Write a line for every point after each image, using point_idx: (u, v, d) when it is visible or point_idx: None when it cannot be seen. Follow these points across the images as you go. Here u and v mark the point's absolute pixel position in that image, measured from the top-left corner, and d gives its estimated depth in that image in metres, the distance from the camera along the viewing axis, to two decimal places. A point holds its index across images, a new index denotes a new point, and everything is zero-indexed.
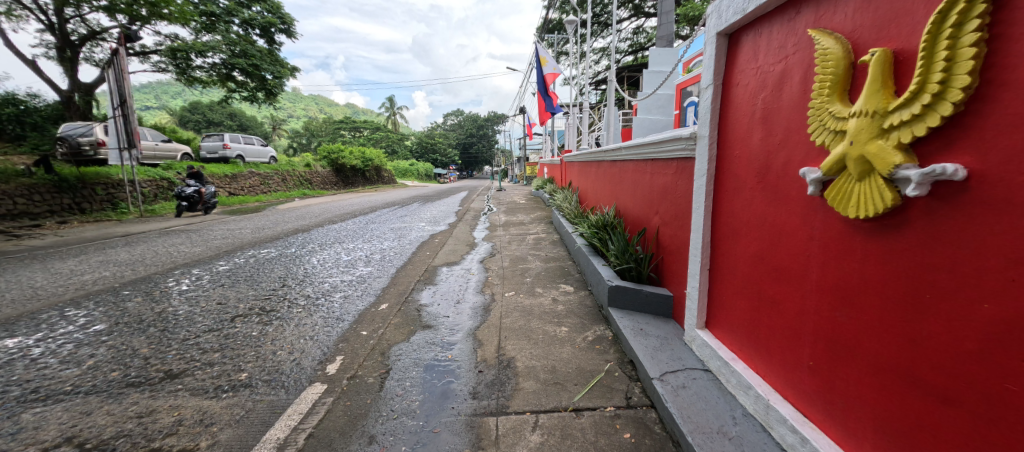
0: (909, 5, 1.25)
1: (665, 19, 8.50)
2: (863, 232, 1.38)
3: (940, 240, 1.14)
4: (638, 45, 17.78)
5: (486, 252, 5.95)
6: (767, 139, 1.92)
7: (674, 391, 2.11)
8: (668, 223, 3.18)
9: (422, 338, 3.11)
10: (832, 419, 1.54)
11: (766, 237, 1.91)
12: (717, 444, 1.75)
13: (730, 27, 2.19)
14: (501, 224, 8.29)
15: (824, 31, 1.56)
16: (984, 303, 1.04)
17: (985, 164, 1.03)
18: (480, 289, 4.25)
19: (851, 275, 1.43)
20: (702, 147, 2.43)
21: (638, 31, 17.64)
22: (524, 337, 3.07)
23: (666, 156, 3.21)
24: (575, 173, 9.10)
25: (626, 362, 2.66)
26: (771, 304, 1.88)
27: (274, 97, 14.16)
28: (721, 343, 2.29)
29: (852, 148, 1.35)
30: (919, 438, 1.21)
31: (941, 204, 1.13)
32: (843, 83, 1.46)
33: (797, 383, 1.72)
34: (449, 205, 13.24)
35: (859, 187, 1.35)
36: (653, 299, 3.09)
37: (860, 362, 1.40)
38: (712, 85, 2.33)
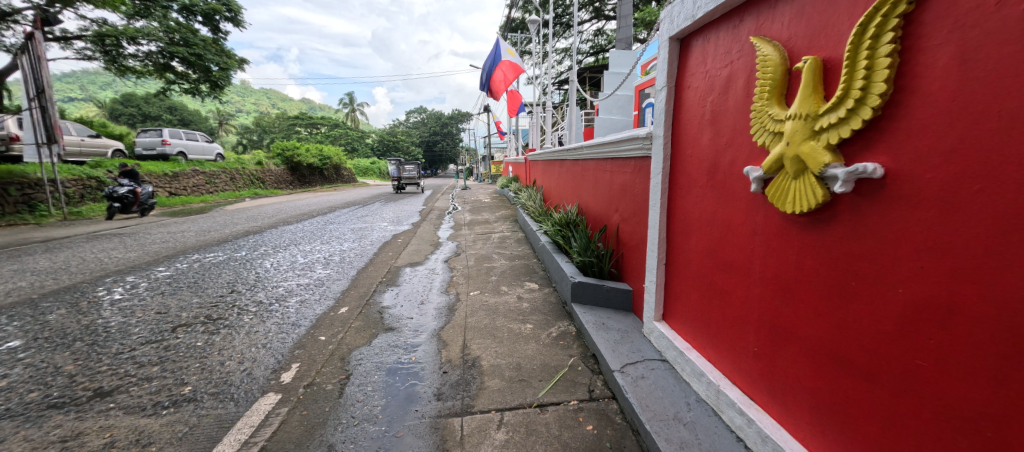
0: (836, 17, 1.36)
1: (624, 21, 8.69)
2: (798, 226, 1.49)
3: (861, 234, 1.25)
4: (599, 47, 18.13)
5: (451, 251, 5.90)
6: (715, 140, 2.02)
7: (634, 382, 2.20)
8: (628, 220, 3.28)
9: (384, 341, 3.04)
10: (775, 401, 1.65)
11: (715, 233, 2.02)
12: (673, 430, 1.83)
13: (681, 33, 2.30)
14: (467, 223, 8.23)
15: (764, 38, 1.67)
16: (899, 288, 1.14)
17: (899, 163, 1.14)
18: (444, 289, 4.21)
19: (788, 267, 1.55)
20: (657, 147, 2.53)
21: (599, 33, 17.97)
22: (489, 335, 3.08)
23: (625, 156, 3.33)
24: (539, 171, 9.16)
25: (589, 356, 2.73)
26: (720, 295, 1.99)
27: (220, 89, 13.31)
28: (677, 334, 2.40)
29: (784, 148, 1.47)
30: (847, 412, 1.32)
31: (863, 200, 1.24)
32: (780, 88, 1.57)
33: (743, 368, 1.84)
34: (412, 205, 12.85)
35: (795, 185, 1.46)
36: (614, 293, 3.19)
37: (798, 347, 1.51)
38: (666, 87, 2.43)
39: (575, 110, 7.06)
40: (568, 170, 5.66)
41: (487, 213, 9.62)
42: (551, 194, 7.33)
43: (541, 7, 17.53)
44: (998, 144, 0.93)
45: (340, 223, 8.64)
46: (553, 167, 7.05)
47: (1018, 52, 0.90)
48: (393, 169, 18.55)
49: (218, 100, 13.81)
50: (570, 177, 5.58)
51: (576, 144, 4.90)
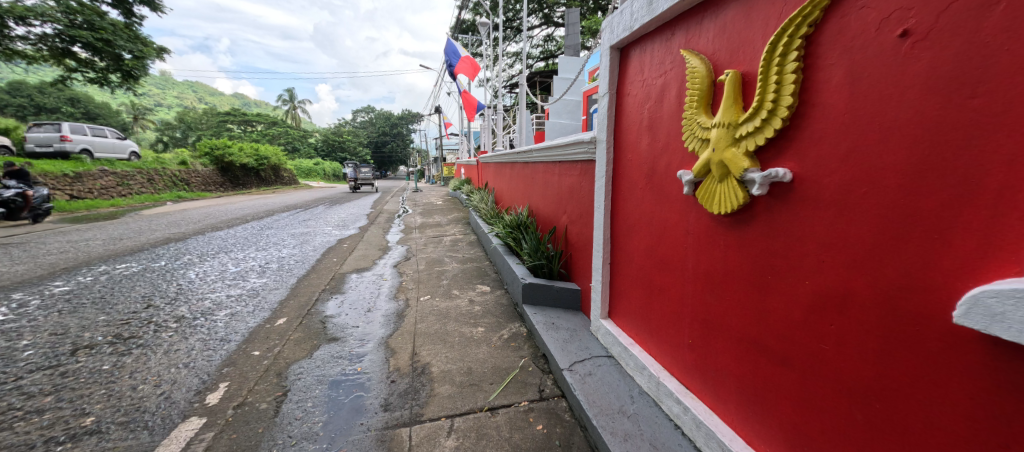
0: (752, 35, 1.49)
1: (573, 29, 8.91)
2: (724, 225, 1.61)
3: (775, 232, 1.38)
4: (549, 53, 18.44)
5: (400, 255, 5.73)
6: (653, 145, 2.14)
7: (582, 379, 2.26)
8: (575, 221, 3.37)
9: (327, 352, 2.89)
10: (707, 388, 1.76)
11: (654, 233, 2.13)
12: (618, 423, 1.90)
13: (620, 42, 2.40)
14: (417, 227, 8.04)
15: (692, 51, 1.79)
16: (807, 280, 1.27)
17: (804, 168, 1.27)
18: (393, 295, 4.08)
19: (716, 263, 1.67)
20: (600, 151, 2.62)
21: (549, 39, 18.29)
22: (439, 341, 3.03)
23: (572, 159, 3.42)
24: (491, 174, 9.16)
25: (540, 356, 2.77)
26: (658, 291, 2.10)
27: (135, 80, 12.01)
28: (621, 331, 2.50)
29: (711, 153, 1.58)
30: (767, 394, 1.45)
31: (777, 202, 1.37)
32: (707, 98, 1.69)
33: (679, 359, 1.95)
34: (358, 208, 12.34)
35: (720, 187, 1.57)
36: (563, 293, 3.27)
37: (725, 337, 1.63)
38: (607, 94, 2.53)
39: (525, 113, 7.13)
40: (519, 173, 5.71)
41: (439, 216, 9.46)
42: (503, 196, 7.35)
43: (491, 10, 17.53)
44: (879, 152, 1.06)
45: (277, 229, 8.10)
46: (504, 170, 7.07)
47: (893, 72, 1.04)
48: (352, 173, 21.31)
49: (132, 93, 12.46)
50: (520, 180, 5.63)
51: (526, 147, 4.96)
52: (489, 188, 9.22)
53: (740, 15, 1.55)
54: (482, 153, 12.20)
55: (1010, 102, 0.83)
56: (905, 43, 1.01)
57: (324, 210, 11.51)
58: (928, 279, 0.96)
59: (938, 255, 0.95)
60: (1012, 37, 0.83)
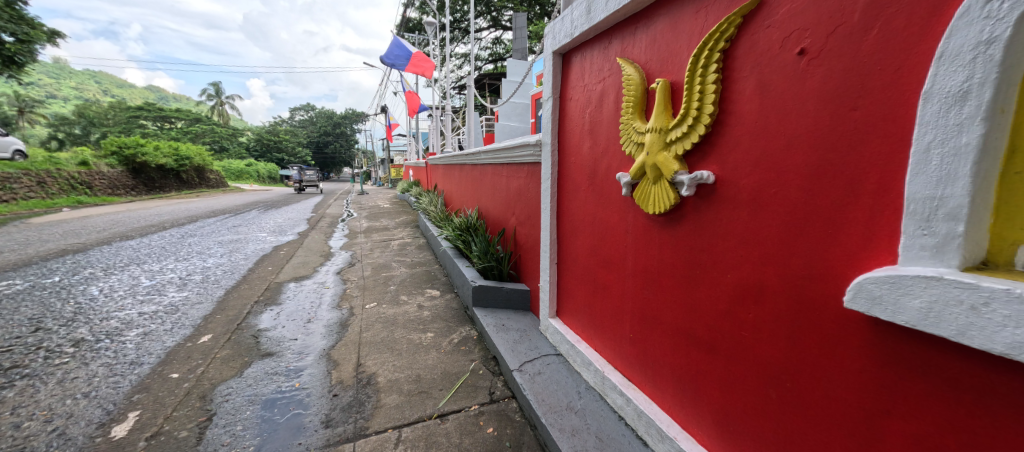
0: (680, 48, 1.60)
1: (520, 33, 9.01)
2: (658, 224, 1.71)
3: (702, 230, 1.48)
4: (497, 55, 18.48)
5: (345, 262, 5.47)
6: (594, 148, 2.21)
7: (532, 378, 2.28)
8: (524, 222, 3.41)
9: (260, 369, 2.69)
10: (647, 379, 1.85)
11: (597, 233, 2.20)
12: (566, 419, 1.95)
13: (562, 48, 2.46)
14: (362, 231, 7.73)
15: (627, 60, 1.88)
16: (730, 273, 1.38)
17: (725, 171, 1.38)
18: (336, 304, 3.88)
19: (652, 260, 1.76)
20: (545, 153, 2.68)
21: (497, 41, 18.32)
22: (386, 349, 2.92)
23: (519, 162, 3.45)
24: (439, 176, 9.01)
25: (490, 359, 2.77)
26: (601, 289, 2.18)
27: (21, 67, 10.48)
28: (569, 329, 2.56)
29: (645, 156, 1.67)
30: (698, 380, 1.55)
31: (702, 202, 1.48)
32: (641, 104, 1.78)
33: (622, 353, 2.03)
34: (296, 213, 11.61)
35: (654, 188, 1.66)
36: (513, 294, 3.29)
37: (662, 329, 1.72)
38: (551, 98, 2.59)
39: (474, 115, 7.09)
40: (468, 175, 5.66)
41: (386, 219, 9.14)
42: (452, 198, 7.25)
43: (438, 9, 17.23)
44: (785, 156, 1.18)
45: (202, 236, 7.42)
46: (453, 172, 6.98)
47: (794, 85, 1.16)
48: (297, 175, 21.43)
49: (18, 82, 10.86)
50: (469, 182, 5.59)
51: (474, 148, 4.93)
52: (438, 190, 9.06)
53: (668, 27, 1.66)
54: (430, 154, 11.96)
55: (882, 114, 0.96)
56: (803, 61, 1.13)
57: (256, 215, 10.71)
58: (826, 270, 1.08)
59: (834, 248, 1.07)
60: (881, 59, 0.96)
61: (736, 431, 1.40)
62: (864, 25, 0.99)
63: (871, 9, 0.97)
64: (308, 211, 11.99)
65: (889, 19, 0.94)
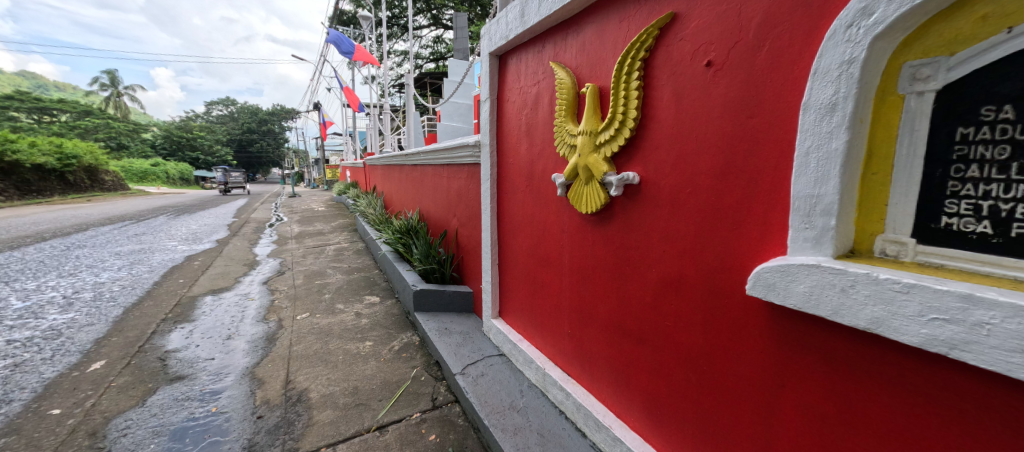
0: (607, 55, 1.68)
1: (461, 33, 8.93)
2: (591, 223, 1.78)
3: (630, 227, 1.57)
4: (438, 54, 18.10)
5: (273, 270, 5.08)
6: (530, 149, 2.26)
7: (474, 381, 2.27)
8: (465, 224, 3.38)
9: (168, 395, 2.41)
10: (585, 373, 1.92)
11: (535, 233, 2.25)
12: (508, 419, 1.96)
13: (498, 50, 2.48)
14: (293, 236, 7.24)
15: (559, 64, 1.94)
16: (654, 268, 1.47)
17: (648, 172, 1.47)
18: (261, 316, 3.58)
19: (586, 258, 1.83)
20: (484, 154, 2.68)
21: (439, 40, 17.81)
22: (319, 362, 2.76)
23: (459, 163, 3.43)
24: (378, 177, 8.67)
25: (433, 364, 2.72)
26: (541, 288, 2.23)
27: None
28: (511, 328, 2.59)
29: (577, 158, 1.74)
30: (630, 370, 1.63)
31: (629, 201, 1.56)
32: (573, 107, 1.84)
33: (562, 349, 2.09)
34: (215, 218, 10.59)
35: (587, 189, 1.73)
36: (456, 297, 3.26)
37: (597, 324, 1.80)
38: (488, 99, 2.60)
39: (413, 114, 6.91)
40: (408, 176, 5.50)
41: (320, 223, 8.62)
42: (392, 200, 7.01)
43: (374, 4, 16.55)
44: (697, 158, 1.29)
45: (96, 247, 6.51)
46: (392, 173, 6.75)
47: (702, 93, 1.26)
48: (223, 176, 20.49)
49: None
50: (410, 183, 5.43)
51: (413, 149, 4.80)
52: (378, 192, 8.72)
53: (596, 35, 1.73)
54: (368, 154, 11.47)
55: (774, 122, 1.08)
56: (710, 71, 1.24)
57: (166, 222, 9.62)
58: (734, 262, 1.19)
59: (738, 242, 1.18)
60: (772, 72, 1.08)
61: (663, 415, 1.49)
62: (758, 42, 1.10)
63: (763, 28, 1.09)
64: (230, 215, 11.00)
65: (778, 37, 1.07)
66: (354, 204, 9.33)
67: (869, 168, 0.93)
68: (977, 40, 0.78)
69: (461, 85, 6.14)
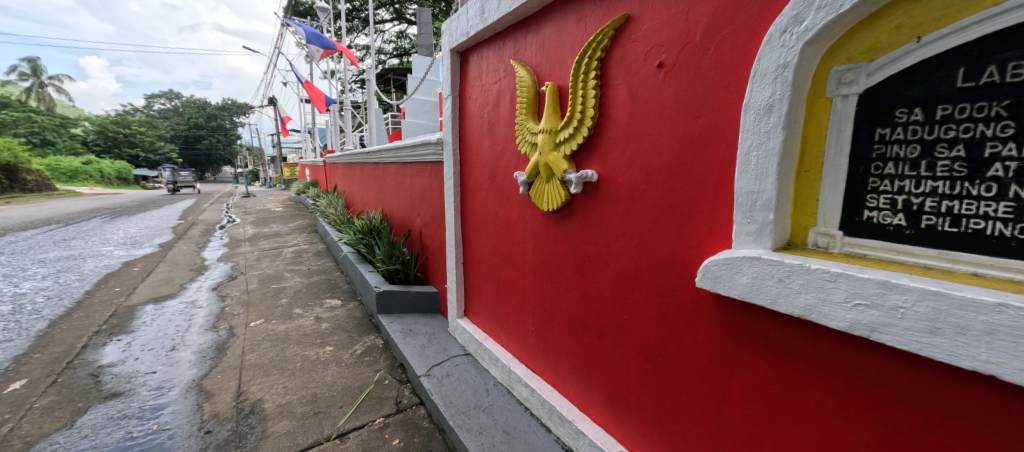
0: (566, 54, 1.69)
1: (425, 28, 8.73)
2: (553, 220, 1.80)
3: (589, 224, 1.60)
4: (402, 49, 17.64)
5: (223, 275, 4.79)
6: (493, 147, 2.25)
7: (440, 382, 2.24)
8: (429, 223, 3.33)
9: (102, 414, 2.23)
10: (550, 368, 1.94)
11: (498, 231, 2.25)
12: (473, 418, 1.95)
13: (460, 46, 2.45)
14: (246, 238, 6.87)
15: (520, 62, 1.94)
16: (612, 263, 1.51)
17: (605, 170, 1.51)
18: (210, 325, 3.37)
19: (549, 255, 1.85)
20: (447, 152, 2.65)
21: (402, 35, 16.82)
22: (275, 370, 2.63)
23: (422, 160, 3.36)
24: (338, 175, 8.37)
25: (397, 366, 2.66)
26: (505, 285, 2.23)
27: None
28: (477, 327, 2.57)
29: (538, 156, 1.75)
30: (591, 364, 1.67)
31: (588, 199, 1.59)
32: (534, 105, 1.85)
33: (527, 346, 2.11)
34: (159, 220, 9.89)
35: (548, 186, 1.75)
36: (421, 297, 3.20)
37: (560, 320, 1.82)
38: (450, 96, 2.56)
39: (375, 111, 6.71)
40: (370, 174, 5.34)
41: (276, 224, 8.22)
42: (354, 199, 6.78)
43: None
44: (651, 156, 1.33)
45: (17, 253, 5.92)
46: (354, 171, 6.53)
47: (654, 93, 1.31)
48: (172, 174, 19.46)
49: None
50: (372, 182, 5.26)
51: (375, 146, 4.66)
52: (338, 191, 8.42)
53: (555, 34, 1.75)
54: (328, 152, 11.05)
55: (719, 122, 1.13)
56: (661, 72, 1.28)
57: (101, 225, 8.88)
58: (686, 257, 1.24)
59: (689, 237, 1.23)
60: (717, 75, 1.13)
61: (624, 406, 1.54)
62: (704, 44, 1.15)
63: (709, 32, 1.14)
64: (175, 217, 10.31)
65: (722, 41, 1.12)
66: (314, 204, 8.97)
67: (804, 166, 1.00)
68: (892, 48, 0.85)
69: (423, 81, 6.00)
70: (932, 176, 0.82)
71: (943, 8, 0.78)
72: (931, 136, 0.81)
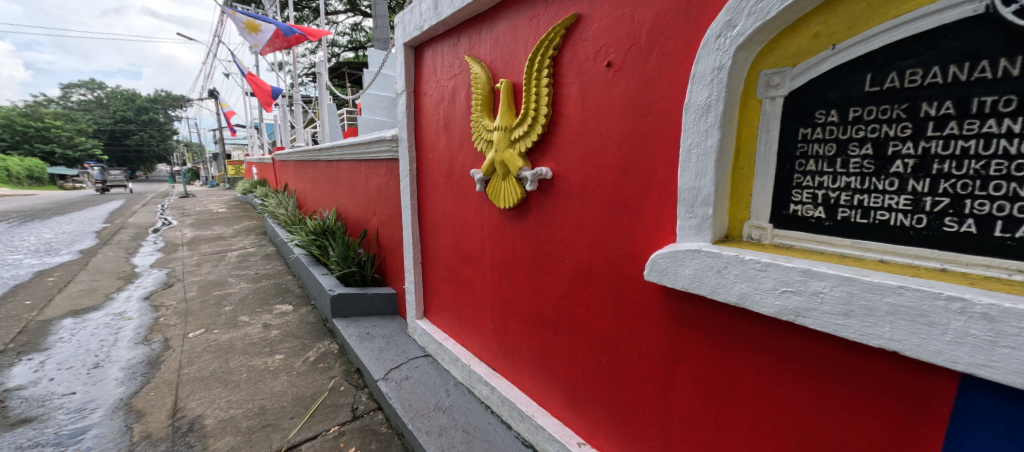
0: (520, 52, 1.70)
1: (381, 21, 8.43)
2: (510, 218, 1.81)
3: (545, 221, 1.62)
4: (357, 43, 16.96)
5: (157, 283, 4.41)
6: (449, 145, 2.22)
7: (398, 385, 2.19)
8: (386, 222, 3.23)
9: (7, 445, 1.98)
10: (509, 365, 1.95)
11: (456, 229, 2.23)
12: (433, 420, 1.93)
13: (413, 40, 2.39)
14: (185, 242, 6.37)
15: (475, 58, 1.92)
16: (567, 259, 1.54)
17: (559, 167, 1.53)
18: (142, 337, 3.10)
19: (506, 252, 1.86)
20: (403, 150, 2.59)
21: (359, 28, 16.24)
22: (217, 383, 2.45)
23: (377, 158, 3.26)
24: (289, 174, 7.95)
25: (353, 372, 2.57)
26: (464, 284, 2.22)
27: None
28: (436, 328, 2.54)
29: (494, 153, 1.75)
30: (549, 358, 1.69)
31: (544, 196, 1.61)
32: (489, 102, 1.84)
33: (486, 344, 2.10)
34: (82, 223, 8.97)
35: (504, 184, 1.75)
36: (378, 300, 3.11)
37: (518, 317, 1.84)
38: (405, 92, 2.50)
39: (328, 106, 6.40)
40: (323, 173, 5.10)
41: (219, 226, 7.68)
42: (306, 199, 6.46)
43: None
44: (602, 154, 1.36)
45: None
46: (305, 169, 6.22)
47: (603, 91, 1.34)
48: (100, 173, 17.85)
49: None
50: (325, 180, 5.03)
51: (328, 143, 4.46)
52: (289, 191, 7.99)
53: (509, 30, 1.74)
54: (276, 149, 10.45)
55: (663, 120, 1.18)
56: (610, 72, 1.31)
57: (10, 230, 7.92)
58: (636, 251, 1.29)
59: (639, 232, 1.27)
60: (661, 75, 1.17)
61: (580, 398, 1.57)
62: (649, 46, 1.20)
63: (653, 33, 1.19)
64: (100, 220, 9.38)
65: (665, 43, 1.16)
66: (261, 204, 8.46)
67: (739, 163, 1.07)
68: (812, 54, 0.92)
69: (378, 76, 5.79)
70: (846, 172, 0.89)
71: (854, 19, 0.86)
72: (845, 135, 0.89)
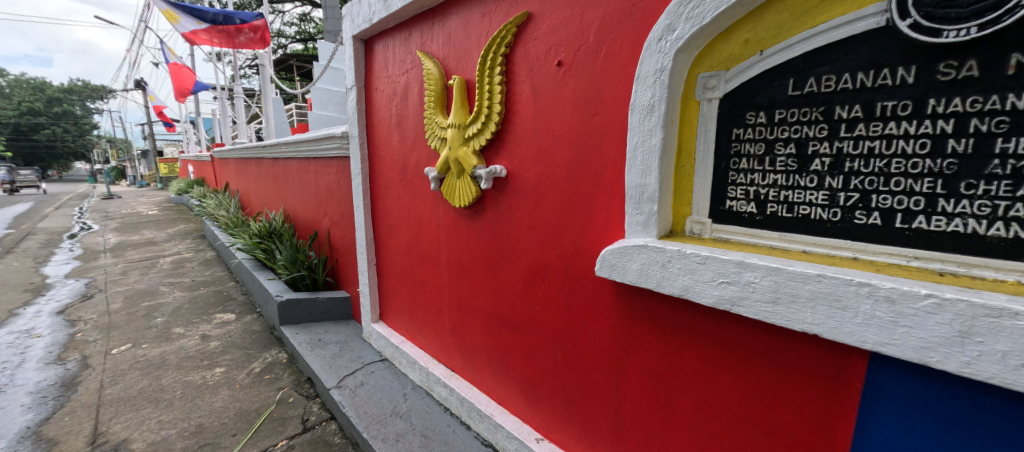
0: (472, 48, 1.68)
1: (331, 12, 8.04)
2: (465, 217, 1.79)
3: (500, 220, 1.62)
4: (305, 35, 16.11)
5: (74, 294, 3.96)
6: (402, 142, 2.16)
7: (352, 392, 2.11)
8: (338, 223, 3.10)
9: None
10: (468, 365, 1.94)
11: (411, 229, 2.18)
12: (389, 426, 1.87)
13: (363, 34, 2.30)
14: (108, 248, 5.78)
15: (427, 54, 1.88)
16: (523, 257, 1.55)
17: (514, 165, 1.53)
18: (56, 356, 2.77)
19: (462, 251, 1.84)
20: (353, 148, 2.49)
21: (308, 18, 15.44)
22: (147, 403, 2.24)
23: (327, 156, 3.11)
24: (230, 173, 7.42)
25: (304, 381, 2.44)
26: (420, 285, 2.17)
27: None
28: (393, 331, 2.47)
29: (448, 151, 1.72)
30: (507, 356, 1.70)
31: (498, 194, 1.61)
32: (443, 99, 1.81)
33: (444, 345, 2.07)
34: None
35: (459, 182, 1.73)
36: (330, 304, 2.97)
37: (476, 316, 1.82)
38: (355, 87, 2.40)
39: (273, 101, 6.03)
40: (268, 171, 4.80)
41: (149, 230, 7.03)
42: (250, 200, 6.06)
43: None
44: (554, 152, 1.38)
45: None
46: (249, 168, 5.82)
47: (554, 90, 1.36)
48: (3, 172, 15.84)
49: None
50: (271, 179, 4.73)
51: (274, 139, 4.20)
52: (230, 191, 7.46)
53: (461, 26, 1.72)
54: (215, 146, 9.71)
55: (612, 120, 1.21)
56: (561, 71, 1.33)
57: None
58: (589, 247, 1.32)
59: (590, 229, 1.30)
60: (609, 75, 1.21)
61: (539, 394, 1.58)
62: (597, 46, 1.23)
63: (601, 34, 1.22)
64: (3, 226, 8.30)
65: (611, 44, 1.20)
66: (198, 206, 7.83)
67: (680, 162, 1.12)
68: (743, 59, 0.98)
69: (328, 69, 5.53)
70: (774, 170, 0.96)
71: (778, 27, 0.92)
72: (772, 136, 0.96)
